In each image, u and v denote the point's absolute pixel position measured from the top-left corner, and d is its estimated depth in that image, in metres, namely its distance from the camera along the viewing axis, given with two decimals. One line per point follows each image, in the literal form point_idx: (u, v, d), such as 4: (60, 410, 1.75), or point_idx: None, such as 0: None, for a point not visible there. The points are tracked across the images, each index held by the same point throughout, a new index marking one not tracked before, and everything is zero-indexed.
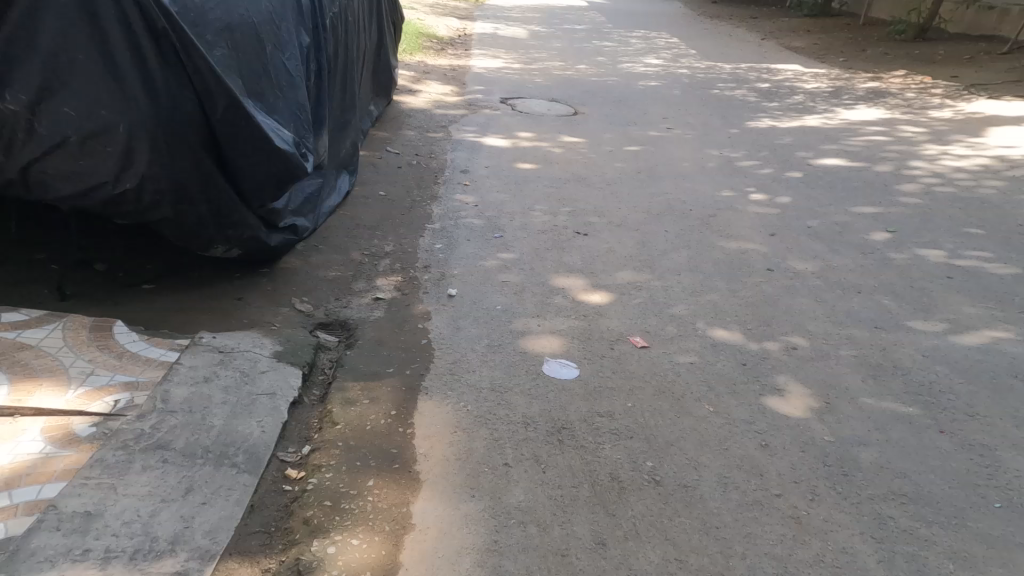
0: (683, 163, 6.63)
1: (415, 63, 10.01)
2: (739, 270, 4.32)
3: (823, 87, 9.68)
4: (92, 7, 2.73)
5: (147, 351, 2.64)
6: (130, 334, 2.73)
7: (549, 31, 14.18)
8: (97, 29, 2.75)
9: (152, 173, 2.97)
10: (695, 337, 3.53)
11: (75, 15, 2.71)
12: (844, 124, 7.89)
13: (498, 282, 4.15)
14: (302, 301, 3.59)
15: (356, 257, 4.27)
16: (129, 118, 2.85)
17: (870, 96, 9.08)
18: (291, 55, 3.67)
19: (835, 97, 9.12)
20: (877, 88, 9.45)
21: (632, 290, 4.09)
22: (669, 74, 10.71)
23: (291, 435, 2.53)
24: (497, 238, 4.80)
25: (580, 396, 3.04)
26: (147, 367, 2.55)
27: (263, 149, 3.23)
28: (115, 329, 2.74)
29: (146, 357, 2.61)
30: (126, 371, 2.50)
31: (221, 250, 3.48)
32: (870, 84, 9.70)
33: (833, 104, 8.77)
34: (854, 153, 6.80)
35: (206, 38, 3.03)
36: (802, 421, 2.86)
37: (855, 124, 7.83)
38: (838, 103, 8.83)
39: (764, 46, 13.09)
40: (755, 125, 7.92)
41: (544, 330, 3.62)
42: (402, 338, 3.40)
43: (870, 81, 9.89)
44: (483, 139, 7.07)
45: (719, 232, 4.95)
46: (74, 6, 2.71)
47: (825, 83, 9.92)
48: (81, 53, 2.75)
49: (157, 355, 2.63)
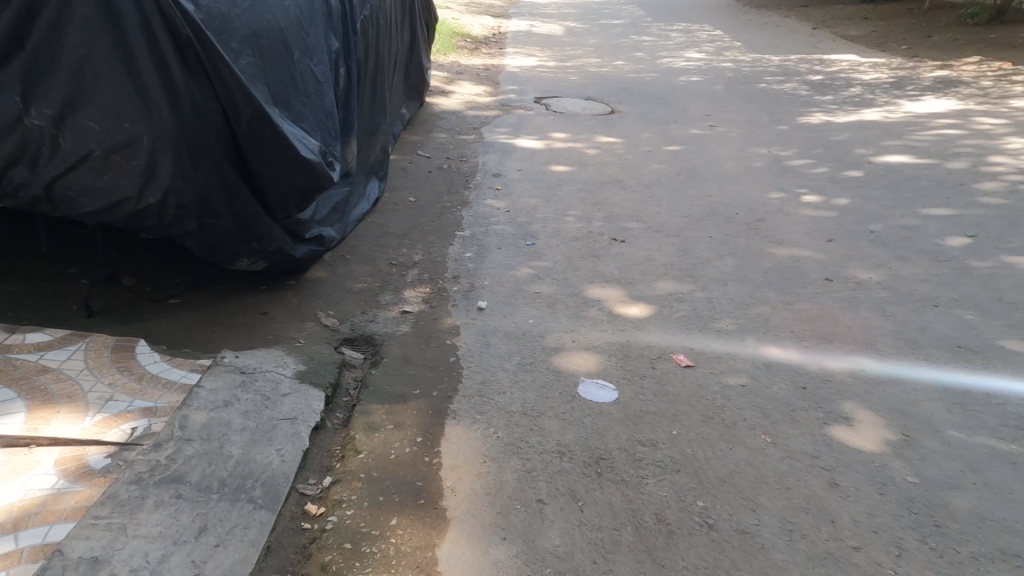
0: (727, 163, 6.27)
1: (448, 64, 9.92)
2: (792, 280, 3.98)
3: (884, 78, 9.04)
4: (116, 18, 2.66)
5: (168, 373, 2.57)
6: (152, 354, 2.67)
7: (586, 27, 13.87)
8: (121, 40, 2.67)
9: (176, 187, 2.89)
10: (747, 355, 3.25)
11: (97, 26, 2.63)
12: (910, 116, 7.31)
13: (529, 293, 3.95)
14: (328, 315, 3.48)
15: (383, 267, 4.15)
16: (152, 132, 2.77)
17: (938, 86, 8.39)
18: (319, 61, 3.60)
19: (897, 88, 8.48)
20: (947, 77, 8.75)
21: (674, 301, 3.81)
22: (711, 69, 10.26)
23: (312, 464, 2.39)
24: (530, 246, 4.60)
25: (619, 421, 2.80)
26: (166, 391, 2.47)
27: (288, 159, 3.15)
28: (137, 349, 2.68)
29: (166, 379, 2.53)
30: (146, 396, 2.42)
31: (245, 263, 3.38)
32: (936, 74, 8.97)
33: (894, 96, 8.15)
34: (923, 148, 6.26)
35: (232, 46, 2.95)
36: (877, 457, 2.57)
37: (922, 117, 7.24)
38: (900, 94, 8.20)
39: (816, 36, 12.41)
40: (806, 121, 7.44)
41: (579, 346, 3.40)
42: (428, 356, 3.25)
43: (939, 69, 9.17)
44: (515, 141, 6.87)
45: (769, 238, 4.60)
46: (98, 17, 2.62)
47: (886, 73, 9.27)
48: (105, 65, 2.66)
49: (177, 377, 2.55)
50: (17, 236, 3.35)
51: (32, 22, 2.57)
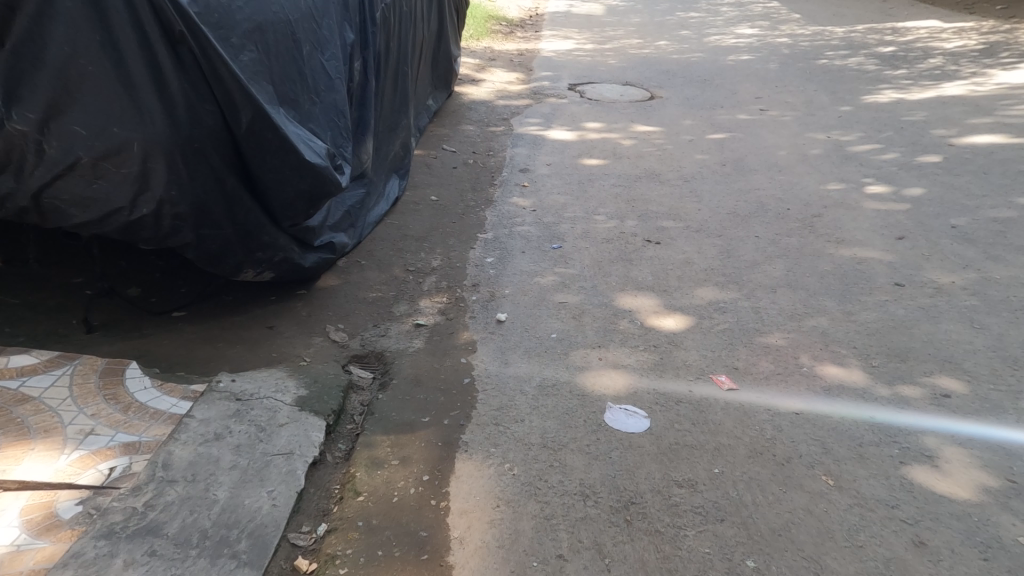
0: (780, 151, 5.81)
1: (481, 50, 9.61)
2: (855, 286, 3.69)
3: (969, 47, 8.34)
4: (102, 10, 2.36)
5: (156, 401, 2.42)
6: (142, 380, 2.52)
7: (627, 4, 13.25)
8: (108, 37, 2.38)
9: (171, 196, 2.63)
10: (802, 376, 2.90)
11: (83, 19, 2.33)
12: (1000, 89, 6.82)
13: (554, 303, 3.65)
14: (337, 329, 3.26)
15: (399, 274, 3.90)
16: (144, 136, 2.49)
17: None
18: (331, 55, 3.36)
19: (988, 56, 7.88)
20: None
21: (714, 311, 3.52)
22: (764, 45, 9.58)
23: (307, 508, 2.20)
24: (556, 249, 4.27)
25: (653, 456, 2.46)
26: (152, 423, 2.32)
27: (292, 163, 2.91)
28: (125, 374, 2.54)
29: (153, 408, 2.38)
30: (129, 429, 2.27)
31: (251, 274, 3.14)
32: None
33: (984, 66, 7.58)
34: (1015, 127, 5.86)
35: (232, 42, 2.68)
36: (974, 509, 2.14)
37: (1018, 89, 6.76)
38: (991, 63, 7.65)
39: (886, 3, 11.44)
40: (874, 100, 6.88)
41: (607, 364, 3.10)
42: (442, 377, 2.99)
43: None
44: (546, 132, 6.51)
45: (827, 236, 4.31)
46: (83, 10, 2.33)
47: (971, 41, 8.54)
48: (92, 63, 2.38)
49: (167, 407, 2.40)
50: (22, 238, 3.22)
51: (10, 15, 2.26)
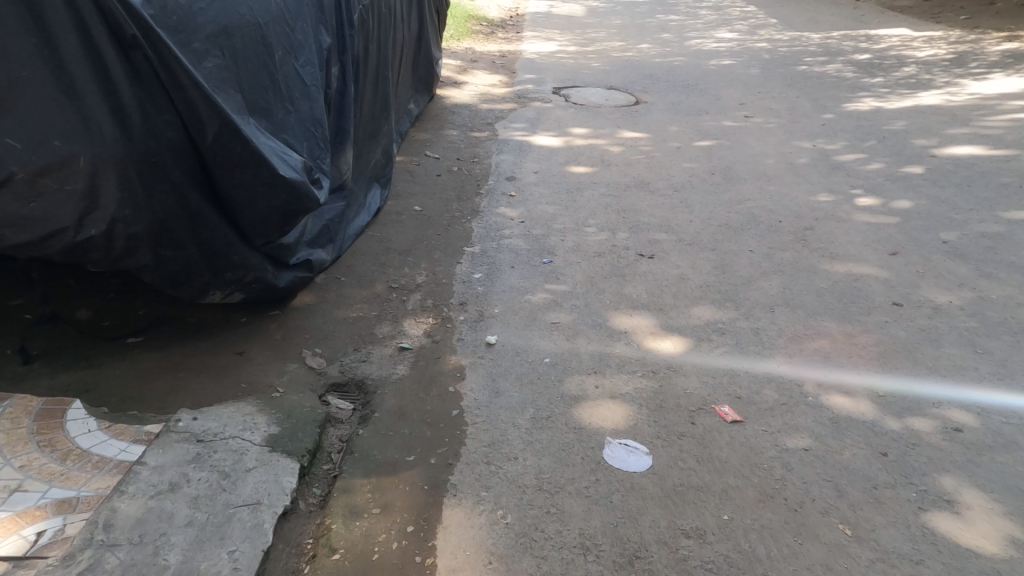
0: (767, 159, 5.72)
1: (462, 51, 9.39)
2: (853, 305, 3.58)
3: (941, 55, 8.45)
4: (38, 10, 2.09)
5: (100, 448, 2.22)
6: (85, 423, 2.33)
7: (608, 5, 13.17)
8: (46, 39, 2.12)
9: (124, 216, 2.36)
10: (807, 406, 2.77)
11: (14, 20, 2.06)
12: (975, 99, 6.89)
13: (546, 324, 3.46)
14: (314, 354, 3.02)
15: (382, 291, 3.67)
16: (92, 150, 2.22)
17: (1008, 61, 7.93)
18: (306, 61, 3.12)
19: (959, 66, 7.98)
20: (1016, 51, 8.20)
21: (713, 333, 3.38)
22: (745, 50, 9.56)
23: (275, 568, 1.99)
24: (547, 264, 4.08)
25: (657, 500, 2.31)
26: (93, 474, 2.12)
27: (265, 178, 2.66)
28: (66, 416, 2.36)
29: (96, 456, 2.19)
30: (65, 483, 2.08)
31: (218, 296, 2.87)
32: (1004, 46, 8.47)
33: (956, 75, 7.66)
34: (994, 137, 5.89)
35: (193, 46, 2.41)
36: (993, 560, 2.04)
37: (992, 99, 6.83)
38: (964, 72, 7.74)
39: (860, 10, 11.58)
40: (855, 108, 6.87)
41: (603, 393, 2.94)
42: (428, 408, 2.79)
43: (1002, 46, 8.45)
44: (531, 138, 6.32)
45: (821, 251, 4.21)
46: (15, 9, 2.05)
47: (942, 50, 8.66)
48: (27, 69, 2.10)
49: (112, 454, 2.20)
50: None
51: None
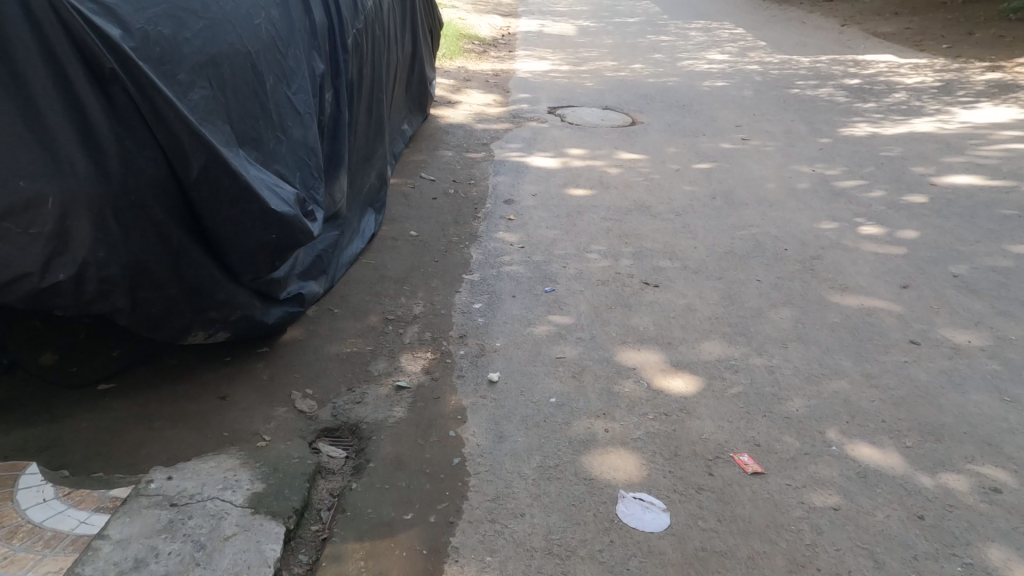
0: (768, 184, 5.64)
1: (455, 70, 9.34)
2: (868, 342, 3.43)
3: (929, 82, 8.54)
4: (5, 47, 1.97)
5: (55, 521, 2.04)
6: (39, 491, 2.14)
7: (598, 25, 13.26)
8: (14, 76, 1.99)
9: (97, 257, 2.19)
10: (831, 458, 2.63)
11: None
12: (967, 127, 6.92)
13: (550, 359, 3.28)
14: (305, 396, 2.82)
15: (378, 322, 3.48)
16: (62, 190, 2.07)
17: (994, 91, 8.02)
18: (299, 88, 3.00)
19: (947, 93, 8.05)
20: (1002, 81, 8.32)
21: (725, 371, 3.21)
22: (737, 72, 9.59)
23: None
24: (549, 293, 3.91)
25: (679, 569, 2.17)
26: (43, 555, 1.93)
27: (254, 212, 2.51)
28: (18, 484, 2.16)
29: (50, 532, 2.00)
30: (8, 569, 1.89)
31: (201, 336, 2.69)
32: (989, 75, 8.60)
33: (946, 102, 7.72)
34: (990, 166, 5.88)
35: (178, 78, 2.29)
36: None
37: (984, 128, 6.86)
38: (953, 100, 7.81)
39: (846, 34, 11.75)
40: (851, 133, 6.85)
41: (614, 439, 2.75)
42: (427, 456, 2.59)
43: (987, 75, 8.58)
44: (528, 159, 6.21)
45: (829, 281, 4.08)
46: None
47: (930, 76, 8.76)
48: None
49: (69, 528, 2.02)
50: None
51: None
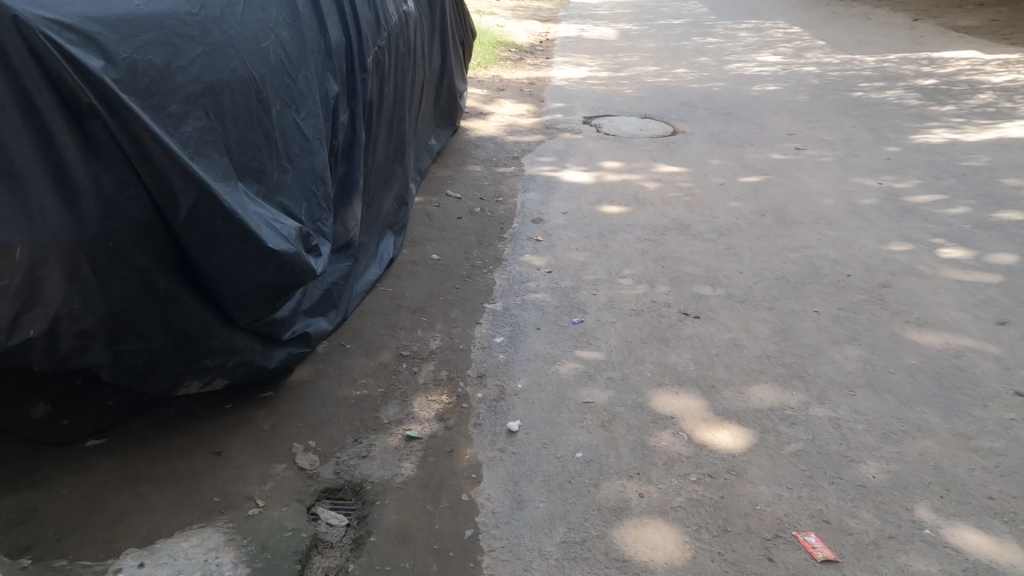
0: (826, 199, 5.10)
1: (489, 79, 9.14)
2: (959, 392, 2.91)
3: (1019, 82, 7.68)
4: None
5: None
6: None
7: (642, 28, 12.83)
8: None
9: (72, 310, 1.99)
10: (923, 548, 2.17)
11: None
12: None
13: (577, 404, 2.91)
14: (306, 450, 2.56)
15: (389, 359, 3.21)
16: (32, 238, 1.88)
17: None
18: (309, 112, 2.79)
19: None
20: None
21: (782, 422, 2.76)
22: (790, 74, 8.98)
23: None
24: (577, 325, 3.55)
25: None
26: None
27: (250, 252, 2.30)
28: None
29: None
30: None
31: (194, 386, 2.47)
32: None
33: None
34: None
35: (170, 110, 2.11)
36: None
37: None
38: None
39: (918, 30, 10.86)
40: (925, 140, 6.18)
41: (650, 508, 2.36)
42: (436, 528, 2.27)
43: None
44: (560, 174, 5.86)
45: (904, 314, 3.54)
46: None
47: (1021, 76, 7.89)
48: None
49: None
50: None
51: None
